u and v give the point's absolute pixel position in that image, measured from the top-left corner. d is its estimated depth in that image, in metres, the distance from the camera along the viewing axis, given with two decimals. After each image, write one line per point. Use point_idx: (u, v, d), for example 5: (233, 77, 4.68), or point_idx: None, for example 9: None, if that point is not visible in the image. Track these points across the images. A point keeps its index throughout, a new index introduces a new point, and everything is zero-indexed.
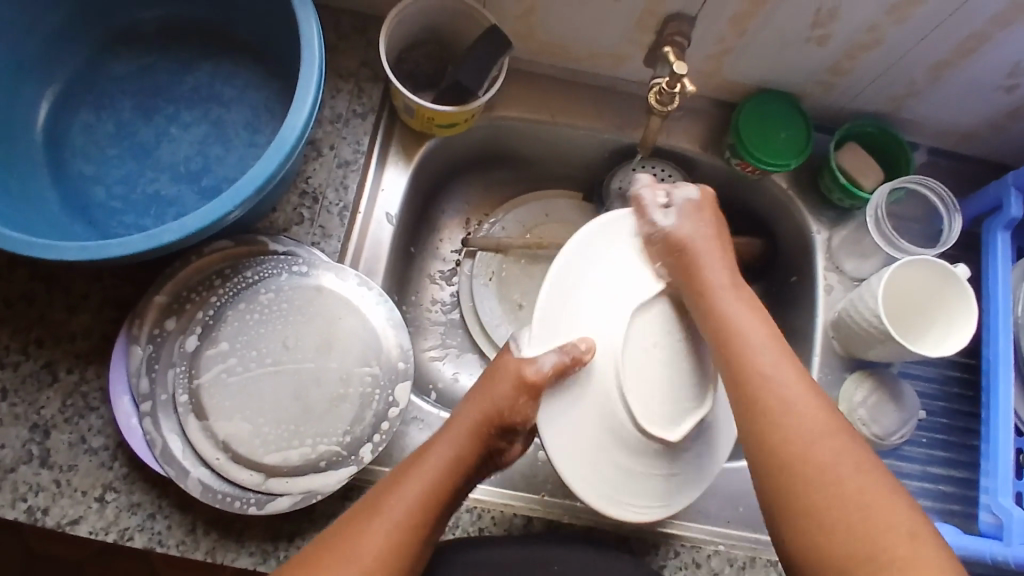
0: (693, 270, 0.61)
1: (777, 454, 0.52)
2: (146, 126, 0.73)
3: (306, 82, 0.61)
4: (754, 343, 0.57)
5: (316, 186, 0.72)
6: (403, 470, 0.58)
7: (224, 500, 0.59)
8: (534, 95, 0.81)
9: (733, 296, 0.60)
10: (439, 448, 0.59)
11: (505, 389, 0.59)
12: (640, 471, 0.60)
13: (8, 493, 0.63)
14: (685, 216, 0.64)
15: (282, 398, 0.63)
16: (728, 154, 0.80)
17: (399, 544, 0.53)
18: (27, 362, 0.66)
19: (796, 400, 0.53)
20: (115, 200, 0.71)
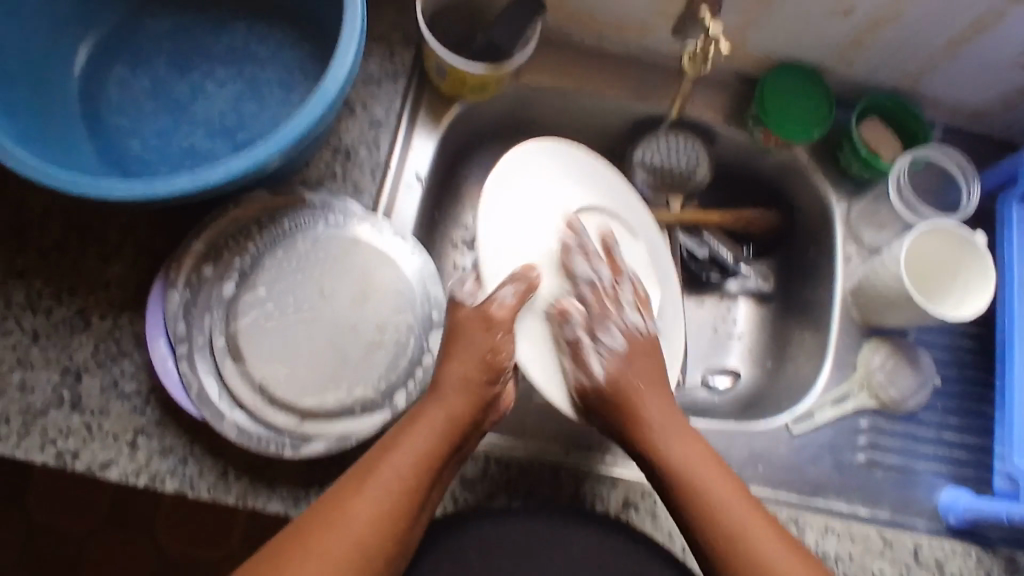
0: (636, 410, 0.62)
1: (714, 541, 0.56)
2: (180, 82, 0.74)
3: (348, 33, 0.62)
4: (671, 440, 0.61)
5: (348, 144, 0.73)
6: (393, 435, 0.58)
7: (265, 439, 0.60)
8: (561, 65, 0.82)
9: (659, 396, 0.63)
10: (431, 408, 0.59)
11: (478, 335, 0.61)
12: None
13: (38, 436, 0.64)
14: (616, 364, 0.63)
15: (319, 344, 0.63)
16: (750, 126, 0.82)
17: (394, 510, 0.54)
18: (59, 308, 0.67)
19: (726, 483, 0.58)
20: (150, 153, 0.71)
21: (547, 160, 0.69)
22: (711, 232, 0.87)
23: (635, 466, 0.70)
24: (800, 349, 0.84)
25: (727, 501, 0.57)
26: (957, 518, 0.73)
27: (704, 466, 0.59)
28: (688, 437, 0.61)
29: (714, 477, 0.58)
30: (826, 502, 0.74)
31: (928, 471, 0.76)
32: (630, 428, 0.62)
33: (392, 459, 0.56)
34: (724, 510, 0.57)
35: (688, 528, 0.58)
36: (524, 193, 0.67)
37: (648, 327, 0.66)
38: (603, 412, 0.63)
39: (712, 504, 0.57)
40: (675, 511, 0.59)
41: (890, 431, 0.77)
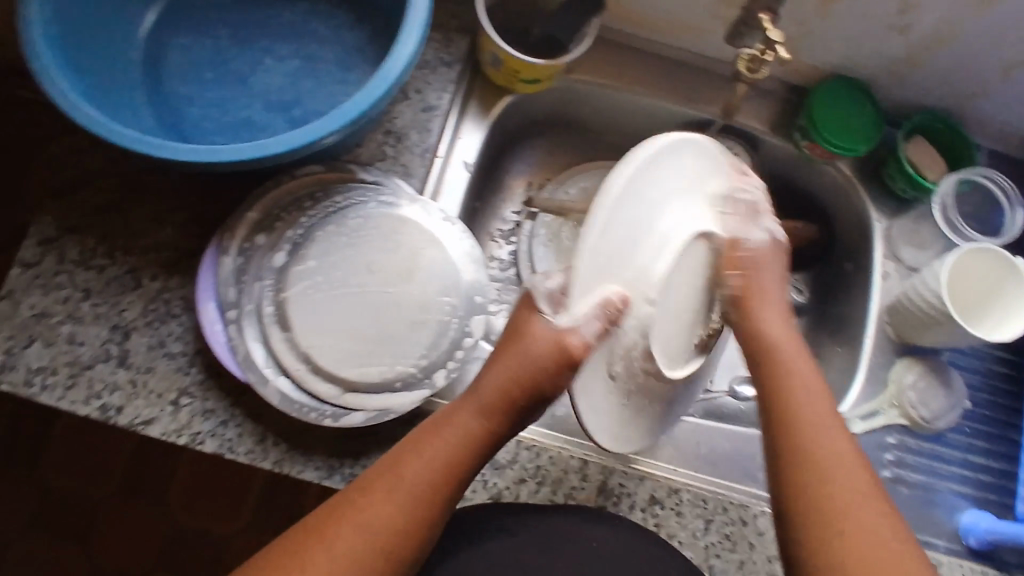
0: (756, 287, 0.62)
1: (795, 457, 0.54)
2: (241, 55, 0.75)
3: (413, 20, 0.64)
4: (789, 352, 0.60)
5: (400, 127, 0.75)
6: (428, 432, 0.56)
7: (309, 406, 0.62)
8: (613, 63, 0.83)
9: (783, 321, 0.62)
10: (466, 411, 0.57)
11: (539, 356, 0.55)
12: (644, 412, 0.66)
13: (84, 389, 0.66)
14: (770, 242, 0.64)
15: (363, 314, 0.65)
16: (797, 137, 0.82)
17: (417, 511, 0.53)
18: (111, 267, 0.68)
19: (841, 446, 0.55)
20: (207, 121, 0.72)
21: (673, 161, 0.57)
22: None
23: (661, 464, 0.71)
24: (830, 362, 0.84)
25: (841, 463, 0.54)
26: (977, 540, 0.73)
27: (822, 422, 0.56)
28: (802, 356, 0.60)
29: (832, 437, 0.55)
30: None
31: (950, 491, 0.76)
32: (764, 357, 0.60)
33: (421, 459, 0.55)
34: (834, 469, 0.53)
35: (773, 436, 0.57)
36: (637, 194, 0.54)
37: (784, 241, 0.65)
38: (739, 275, 0.62)
39: (819, 459, 0.54)
40: (767, 412, 0.58)
41: (916, 449, 0.77)
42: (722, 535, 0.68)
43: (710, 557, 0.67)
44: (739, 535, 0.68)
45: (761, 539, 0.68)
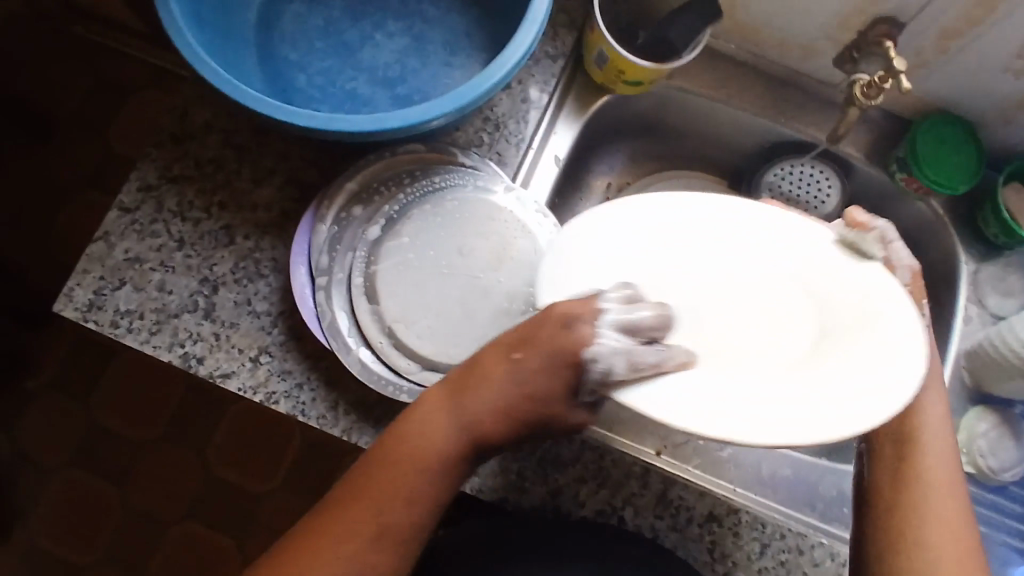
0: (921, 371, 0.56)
1: (911, 515, 0.53)
2: (352, 27, 0.76)
3: (532, 18, 0.63)
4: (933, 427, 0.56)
5: (499, 115, 0.75)
6: (405, 435, 0.52)
7: (388, 379, 0.63)
8: (714, 75, 0.83)
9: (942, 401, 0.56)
10: (441, 415, 0.52)
11: (540, 389, 0.49)
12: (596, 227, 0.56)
13: (168, 336, 0.67)
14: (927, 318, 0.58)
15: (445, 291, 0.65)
16: (893, 168, 0.81)
17: (410, 522, 0.51)
18: (207, 221, 0.70)
19: (959, 506, 0.53)
20: (314, 90, 0.74)
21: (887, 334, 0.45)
22: None
23: (721, 482, 0.70)
24: None
25: (960, 524, 0.53)
26: None
27: (947, 477, 0.54)
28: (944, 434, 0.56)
29: (953, 500, 0.53)
30: None
31: (1005, 545, 0.74)
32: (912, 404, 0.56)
33: (404, 471, 0.51)
34: (953, 527, 0.52)
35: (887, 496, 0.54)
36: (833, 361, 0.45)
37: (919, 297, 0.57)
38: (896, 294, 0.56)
39: (940, 514, 0.53)
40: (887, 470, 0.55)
41: (980, 500, 0.75)
42: (777, 560, 0.67)
43: None
44: (794, 564, 0.67)
45: (817, 571, 0.67)
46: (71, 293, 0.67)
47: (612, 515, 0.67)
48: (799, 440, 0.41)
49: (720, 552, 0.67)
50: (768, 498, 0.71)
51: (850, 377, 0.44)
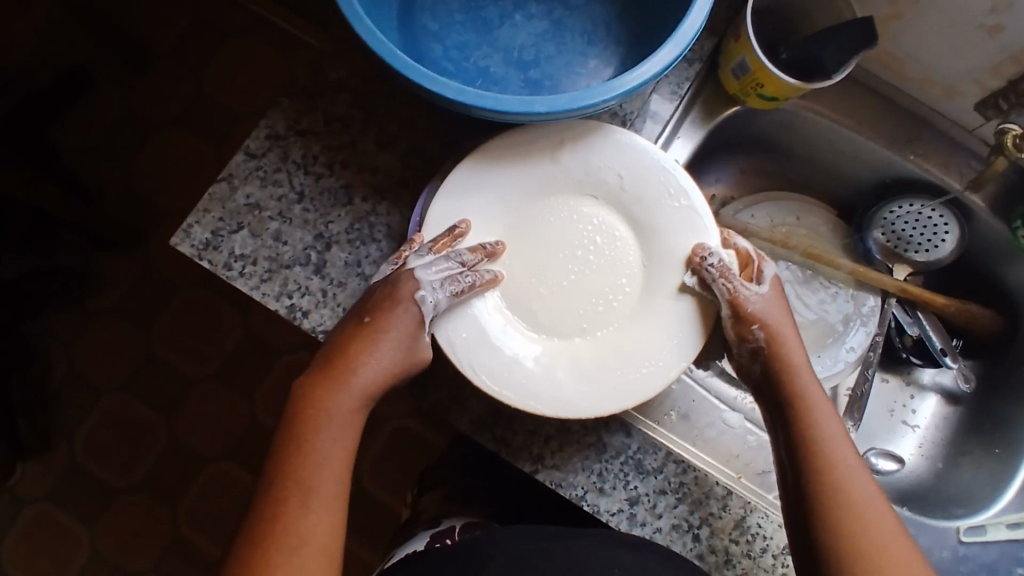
0: (785, 365, 0.60)
1: (840, 525, 0.53)
2: (495, 3, 0.75)
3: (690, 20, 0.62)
4: (826, 430, 0.57)
5: (626, 113, 0.75)
6: (310, 419, 0.56)
7: (499, 347, 0.60)
8: (846, 100, 0.80)
9: (825, 399, 0.59)
10: (330, 386, 0.57)
11: (401, 345, 0.58)
12: (575, 204, 0.65)
13: (278, 285, 0.68)
14: (770, 316, 0.60)
15: (510, 247, 0.64)
16: (1018, 223, 0.77)
17: (337, 499, 0.54)
18: (328, 177, 0.71)
19: (866, 479, 0.56)
20: (449, 62, 0.74)
21: (671, 355, 0.61)
22: (928, 314, 0.84)
23: None
24: (978, 460, 0.82)
25: (869, 508, 0.54)
26: None
27: (847, 457, 0.56)
28: (839, 430, 0.57)
29: (858, 484, 0.55)
30: None
31: None
32: (796, 411, 0.58)
33: (317, 456, 0.55)
34: (863, 507, 0.54)
35: (816, 519, 0.55)
36: (622, 356, 0.61)
37: (755, 296, 0.60)
38: (760, 329, 0.60)
39: (851, 507, 0.54)
40: (807, 494, 0.56)
41: None
42: None
43: None
44: None
45: None
46: (190, 229, 0.69)
47: (688, 532, 0.66)
48: (559, 410, 0.59)
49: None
50: None
51: (627, 374, 0.60)
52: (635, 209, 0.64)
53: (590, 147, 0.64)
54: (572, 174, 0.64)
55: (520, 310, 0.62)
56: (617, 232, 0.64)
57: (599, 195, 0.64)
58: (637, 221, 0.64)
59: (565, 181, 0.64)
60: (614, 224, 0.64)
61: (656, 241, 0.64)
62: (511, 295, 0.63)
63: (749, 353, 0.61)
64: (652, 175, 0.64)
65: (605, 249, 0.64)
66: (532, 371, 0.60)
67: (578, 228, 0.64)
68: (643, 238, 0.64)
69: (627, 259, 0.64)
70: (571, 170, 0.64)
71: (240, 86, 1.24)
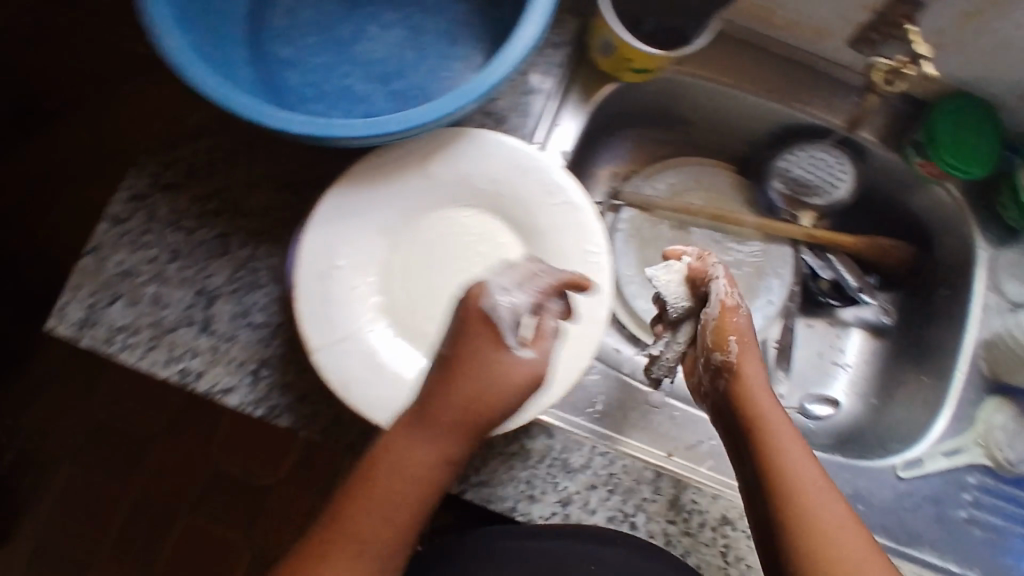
0: (748, 380, 0.62)
1: (797, 534, 0.54)
2: (348, 19, 0.72)
3: (532, 16, 0.60)
4: (782, 442, 0.58)
5: (501, 110, 0.72)
6: (366, 465, 0.52)
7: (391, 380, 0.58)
8: (724, 57, 0.79)
9: (782, 415, 0.60)
10: (401, 437, 0.52)
11: (468, 376, 0.51)
12: (452, 214, 0.62)
13: (166, 351, 0.65)
14: (748, 333, 0.64)
15: (391, 271, 0.61)
16: (909, 153, 0.78)
17: (375, 546, 0.51)
18: (201, 230, 0.67)
19: (823, 488, 0.56)
20: (308, 88, 0.70)
21: (570, 356, 0.60)
22: (838, 255, 0.85)
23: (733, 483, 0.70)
24: (910, 391, 0.82)
25: (833, 523, 0.54)
26: None
27: (802, 467, 0.57)
28: (796, 443, 0.58)
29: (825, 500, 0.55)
30: (920, 553, 0.71)
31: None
32: (755, 433, 0.60)
33: (367, 507, 0.51)
34: (821, 514, 0.54)
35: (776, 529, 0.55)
36: None
37: (739, 305, 0.65)
38: (737, 341, 0.63)
39: (814, 525, 0.54)
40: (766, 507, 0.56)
41: (997, 493, 0.74)
42: None
43: None
44: None
45: None
46: (64, 310, 0.65)
47: (624, 522, 0.66)
48: (461, 433, 0.57)
49: (734, 556, 0.66)
50: None
51: (529, 384, 0.59)
52: (516, 212, 0.62)
53: (457, 153, 0.62)
54: (443, 184, 0.62)
55: (413, 338, 0.60)
56: (499, 236, 0.62)
57: (477, 204, 0.62)
58: (520, 224, 0.62)
59: (441, 196, 0.62)
60: (497, 231, 0.62)
61: (539, 242, 0.62)
62: (401, 323, 0.60)
63: (713, 368, 0.64)
64: (524, 173, 0.62)
65: (492, 259, 0.62)
66: (430, 397, 0.58)
67: (462, 241, 0.62)
68: (529, 240, 0.62)
69: (513, 265, 0.62)
70: (441, 179, 0.62)
71: (96, 129, 1.13)
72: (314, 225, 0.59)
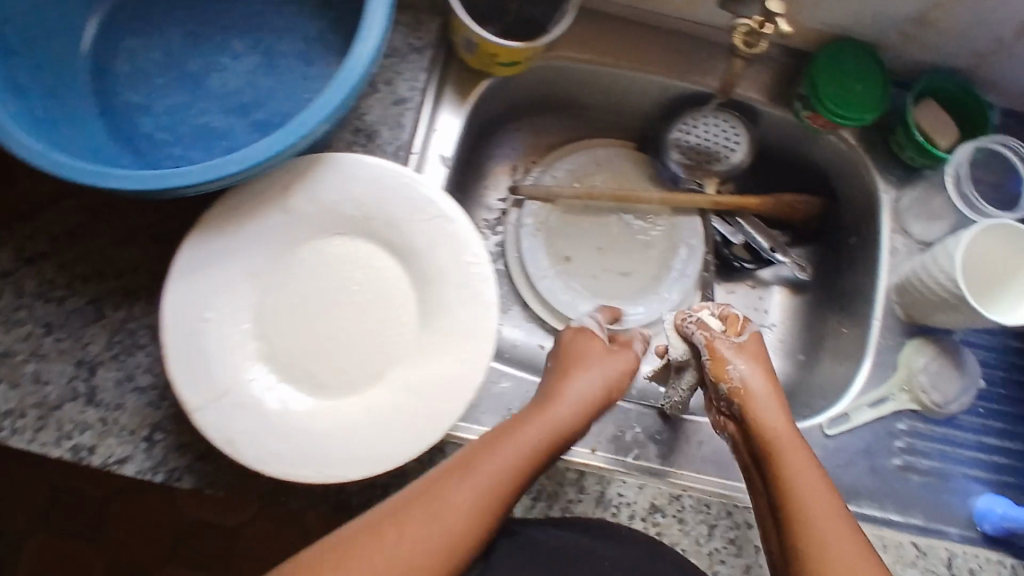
0: (751, 402, 0.64)
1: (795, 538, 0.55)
2: (195, 53, 0.68)
3: (368, 29, 0.57)
4: (788, 450, 0.60)
5: (370, 124, 0.68)
6: (433, 488, 0.52)
7: (280, 428, 0.56)
8: (598, 36, 0.77)
9: (790, 429, 0.62)
10: (499, 461, 0.55)
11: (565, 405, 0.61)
12: (323, 244, 0.60)
13: (53, 431, 0.62)
14: (751, 365, 0.66)
15: (266, 314, 0.59)
16: (797, 107, 0.76)
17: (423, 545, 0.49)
18: (72, 298, 0.64)
19: (824, 496, 0.57)
20: (164, 132, 0.66)
21: (465, 373, 0.58)
22: (747, 217, 0.85)
23: (661, 468, 0.70)
24: (834, 345, 0.81)
25: (830, 527, 0.55)
26: (992, 526, 0.71)
27: (806, 475, 0.58)
28: (802, 453, 0.60)
29: (824, 513, 0.55)
30: (858, 508, 0.71)
31: (963, 477, 0.74)
32: (763, 444, 0.62)
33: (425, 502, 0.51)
34: (820, 519, 0.55)
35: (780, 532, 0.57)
36: (415, 391, 0.58)
37: (743, 339, 0.68)
38: (734, 368, 0.66)
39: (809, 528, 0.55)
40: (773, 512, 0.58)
41: (927, 435, 0.74)
42: (727, 540, 0.66)
43: (714, 563, 0.65)
44: (745, 538, 0.66)
45: None
46: None
47: None
48: (360, 471, 0.55)
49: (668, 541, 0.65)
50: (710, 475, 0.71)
51: (425, 409, 0.57)
52: (388, 233, 0.60)
53: (319, 180, 0.59)
54: (307, 214, 0.59)
55: (300, 380, 0.58)
56: (376, 261, 0.60)
57: (347, 230, 0.60)
58: (395, 245, 0.60)
59: (307, 228, 0.59)
60: (372, 255, 0.60)
61: (418, 261, 0.60)
62: (285, 367, 0.58)
63: (723, 399, 0.66)
64: (391, 191, 0.59)
65: (371, 284, 0.60)
66: (324, 438, 0.57)
67: (338, 271, 0.60)
68: (406, 260, 0.60)
69: (394, 288, 0.60)
70: (304, 210, 0.59)
71: None
72: (174, 279, 0.56)
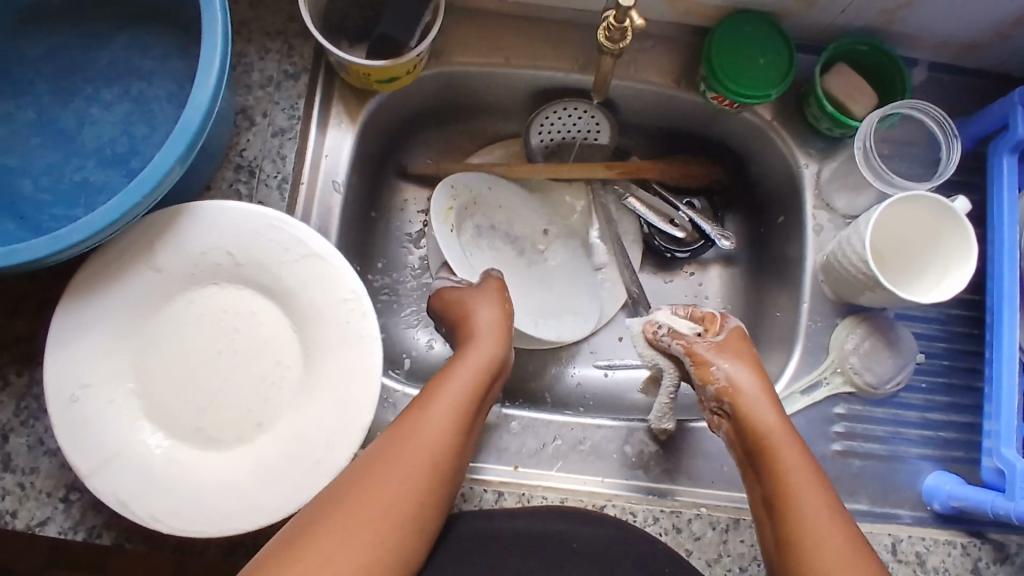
0: (743, 400, 0.62)
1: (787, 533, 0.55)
2: (68, 110, 0.67)
3: (204, 73, 0.54)
4: (777, 443, 0.59)
5: (251, 160, 0.66)
6: (398, 433, 0.55)
7: (169, 485, 0.56)
8: (484, 37, 0.74)
9: (786, 424, 0.61)
10: (450, 395, 0.58)
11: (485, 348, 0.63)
12: (198, 295, 0.60)
13: None
14: (737, 362, 0.65)
15: (147, 371, 0.58)
16: (703, 87, 0.72)
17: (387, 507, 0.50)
18: None
19: (812, 489, 0.56)
20: (45, 193, 0.65)
21: (350, 411, 0.58)
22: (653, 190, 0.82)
23: (587, 478, 0.69)
24: (769, 328, 0.78)
25: (820, 518, 0.54)
26: (941, 505, 0.68)
27: (793, 467, 0.57)
28: (794, 447, 0.59)
29: (805, 490, 0.56)
30: None
31: (911, 456, 0.70)
32: (754, 439, 0.61)
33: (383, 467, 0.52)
34: (811, 512, 0.54)
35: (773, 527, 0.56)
36: (301, 434, 0.58)
37: (723, 335, 0.68)
38: (720, 367, 0.65)
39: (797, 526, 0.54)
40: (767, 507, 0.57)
41: (869, 417, 0.71)
42: None
43: None
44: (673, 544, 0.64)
45: (698, 545, 0.64)
46: None
47: None
48: (249, 524, 0.55)
49: None
50: (638, 480, 0.69)
51: (312, 451, 0.57)
52: (262, 278, 0.60)
53: (183, 231, 0.59)
54: (175, 266, 0.59)
55: (189, 435, 0.58)
56: (253, 307, 0.61)
57: (221, 279, 0.60)
58: (271, 288, 0.60)
59: (180, 281, 0.60)
60: (249, 303, 0.61)
61: (293, 303, 0.60)
62: (174, 422, 0.58)
63: (712, 397, 0.65)
64: (258, 237, 0.59)
65: (249, 332, 0.60)
66: (213, 488, 0.56)
67: (215, 322, 0.60)
68: (284, 304, 0.60)
69: (276, 331, 0.61)
70: (171, 262, 0.59)
71: None
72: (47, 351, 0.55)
